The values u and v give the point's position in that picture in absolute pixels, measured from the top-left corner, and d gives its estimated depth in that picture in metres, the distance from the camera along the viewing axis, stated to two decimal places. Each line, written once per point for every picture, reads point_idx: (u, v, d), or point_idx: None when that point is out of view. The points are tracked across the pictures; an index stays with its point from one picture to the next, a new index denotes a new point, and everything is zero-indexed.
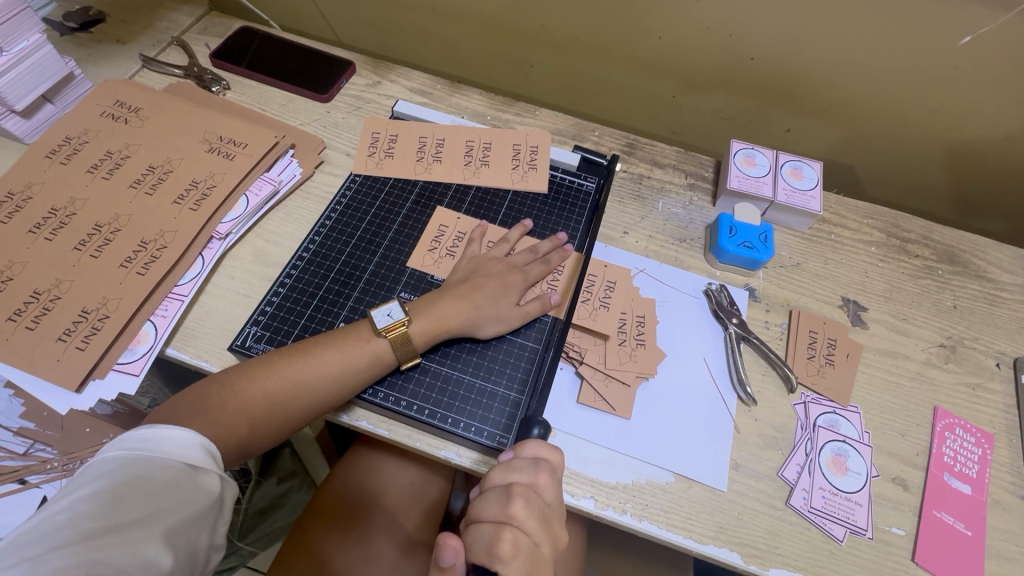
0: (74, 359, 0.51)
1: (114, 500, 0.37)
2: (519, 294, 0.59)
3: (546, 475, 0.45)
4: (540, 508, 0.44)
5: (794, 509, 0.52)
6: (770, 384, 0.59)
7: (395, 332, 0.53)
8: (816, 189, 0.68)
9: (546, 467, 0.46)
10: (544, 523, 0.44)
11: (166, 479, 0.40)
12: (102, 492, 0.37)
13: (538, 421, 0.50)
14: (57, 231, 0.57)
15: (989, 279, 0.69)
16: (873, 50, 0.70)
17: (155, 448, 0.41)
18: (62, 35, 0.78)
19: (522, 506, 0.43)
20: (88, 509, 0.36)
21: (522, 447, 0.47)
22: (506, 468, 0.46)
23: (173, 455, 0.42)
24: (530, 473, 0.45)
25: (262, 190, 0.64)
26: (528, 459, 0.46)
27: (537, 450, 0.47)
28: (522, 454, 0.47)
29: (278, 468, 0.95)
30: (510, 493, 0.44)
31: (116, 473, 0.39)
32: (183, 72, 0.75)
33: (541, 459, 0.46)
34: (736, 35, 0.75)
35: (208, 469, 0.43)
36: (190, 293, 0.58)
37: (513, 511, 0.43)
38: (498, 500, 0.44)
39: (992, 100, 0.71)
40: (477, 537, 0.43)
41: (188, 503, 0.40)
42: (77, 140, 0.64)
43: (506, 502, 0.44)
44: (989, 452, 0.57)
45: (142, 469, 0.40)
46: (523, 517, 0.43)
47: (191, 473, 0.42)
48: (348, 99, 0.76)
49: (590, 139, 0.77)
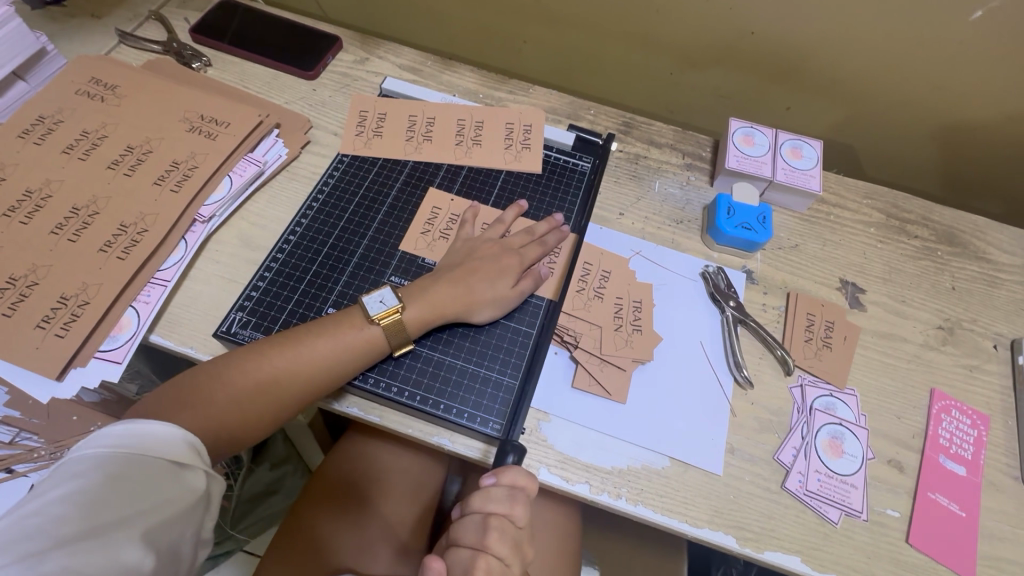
0: (53, 347, 0.50)
1: (92, 502, 0.36)
2: (515, 277, 0.58)
3: (522, 506, 0.46)
4: (513, 538, 0.46)
5: (790, 492, 0.52)
6: (767, 367, 0.58)
7: (388, 319, 0.52)
8: (816, 168, 0.67)
9: (522, 497, 0.46)
10: (517, 547, 0.46)
11: (147, 477, 0.39)
12: (77, 494, 0.36)
13: (511, 449, 0.48)
14: (33, 214, 0.55)
15: (988, 260, 0.68)
16: (878, 24, 0.68)
17: (137, 444, 0.40)
18: (33, 8, 0.74)
19: (498, 537, 0.45)
20: (62, 513, 0.35)
21: (502, 473, 0.46)
22: (484, 495, 0.46)
23: (156, 451, 0.41)
24: (506, 504, 0.45)
25: (246, 170, 0.62)
26: (506, 489, 0.46)
27: (517, 478, 0.46)
28: (502, 481, 0.46)
29: (271, 454, 0.95)
30: (486, 524, 0.45)
31: (92, 474, 0.38)
32: (162, 48, 0.72)
33: (518, 489, 0.46)
34: (736, 9, 0.72)
35: (193, 465, 0.42)
36: (173, 278, 0.56)
37: (488, 543, 0.45)
38: (475, 528, 0.46)
39: (996, 77, 0.70)
40: (453, 562, 0.45)
41: (170, 503, 0.39)
42: (51, 119, 0.61)
43: (483, 532, 0.45)
44: (984, 433, 0.57)
45: (120, 469, 0.39)
46: (499, 548, 0.45)
47: (175, 471, 0.41)
48: (335, 76, 0.74)
49: (585, 117, 0.75)
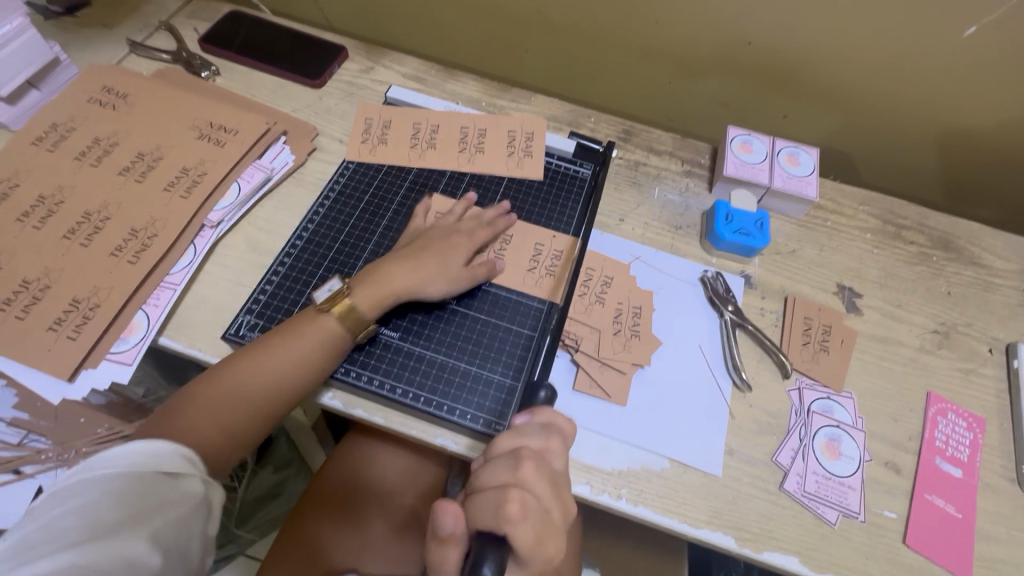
0: (65, 349, 0.51)
1: (102, 503, 0.38)
2: (471, 259, 0.59)
3: (558, 441, 0.45)
4: (550, 473, 0.43)
5: (788, 493, 0.53)
6: (765, 370, 0.59)
7: (335, 303, 0.53)
8: (812, 175, 0.68)
9: (557, 433, 0.46)
10: (555, 488, 0.43)
11: (143, 487, 0.40)
12: (79, 504, 0.38)
13: (543, 386, 0.52)
14: (46, 219, 0.56)
15: (983, 265, 0.69)
16: (871, 34, 0.70)
17: (128, 458, 0.41)
18: (46, 19, 0.76)
19: (532, 470, 0.42)
20: (66, 523, 0.37)
21: (536, 413, 0.48)
22: (515, 434, 0.45)
23: (149, 463, 0.41)
24: (542, 438, 0.45)
25: (253, 177, 0.63)
26: (540, 425, 0.46)
27: (551, 418, 0.48)
28: (535, 420, 0.47)
29: (274, 457, 0.97)
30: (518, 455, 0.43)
31: (91, 486, 0.39)
32: (172, 57, 0.74)
33: (552, 425, 0.46)
34: (733, 20, 0.74)
35: (189, 473, 0.43)
36: (182, 282, 0.57)
37: (522, 473, 0.42)
38: (506, 462, 0.43)
39: (989, 85, 0.71)
40: (482, 505, 0.40)
41: (170, 508, 0.40)
42: (64, 127, 0.62)
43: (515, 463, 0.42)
44: (980, 435, 0.58)
45: (130, 471, 0.40)
46: (534, 481, 0.42)
47: (170, 480, 0.41)
48: (341, 84, 0.75)
49: (586, 125, 0.76)
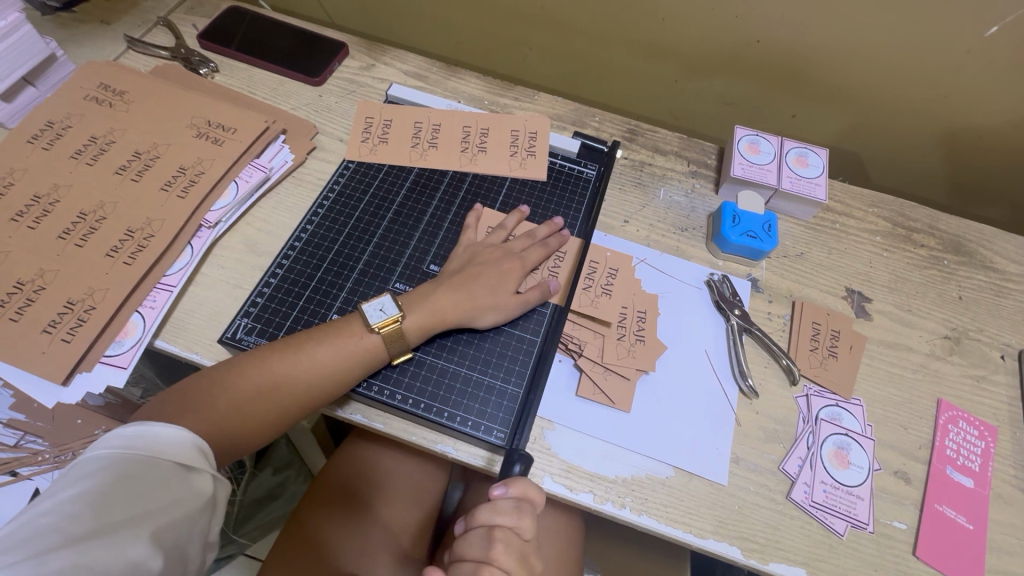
0: (59, 352, 0.50)
1: (102, 501, 0.37)
2: (517, 282, 0.58)
3: (529, 520, 0.46)
4: (518, 547, 0.46)
5: (795, 503, 0.51)
6: (772, 376, 0.58)
7: (388, 328, 0.52)
8: (822, 176, 0.66)
9: (530, 510, 0.46)
10: (523, 561, 0.46)
11: (155, 478, 0.40)
12: (88, 492, 0.37)
13: (518, 458, 0.48)
14: (41, 219, 0.56)
15: (995, 269, 0.68)
16: (883, 32, 0.68)
17: (143, 446, 0.41)
18: (43, 14, 0.75)
19: (503, 549, 0.45)
20: (74, 511, 0.35)
21: (511, 485, 0.46)
22: (491, 508, 0.46)
23: (165, 454, 0.41)
24: (514, 516, 0.46)
25: (252, 176, 0.62)
26: (512, 501, 0.46)
27: (525, 489, 0.46)
28: (510, 492, 0.46)
29: (274, 459, 0.94)
30: (491, 537, 0.45)
31: (103, 473, 0.38)
32: (170, 54, 0.73)
33: (525, 502, 0.46)
34: (741, 18, 0.72)
35: (200, 469, 0.42)
36: (178, 284, 0.56)
37: (494, 555, 0.45)
38: (481, 542, 0.46)
39: (1002, 85, 0.69)
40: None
41: (179, 504, 0.40)
42: (60, 124, 0.61)
43: (488, 546, 0.45)
44: (992, 444, 0.56)
45: (131, 469, 0.39)
46: (503, 560, 0.45)
47: (183, 474, 0.41)
48: (341, 82, 0.74)
49: (590, 124, 0.75)
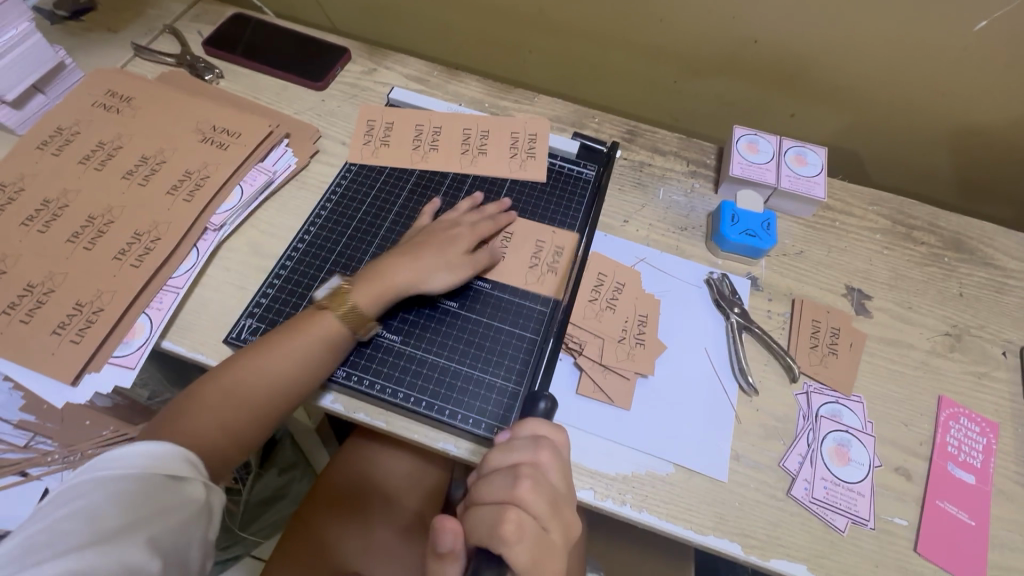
0: (68, 353, 0.51)
1: (94, 518, 0.37)
2: (512, 276, 0.58)
3: (548, 453, 0.44)
4: (548, 489, 0.42)
5: (795, 499, 0.52)
6: (772, 374, 0.58)
7: (366, 331, 0.53)
8: (820, 175, 0.67)
9: (548, 445, 0.44)
10: (554, 508, 0.42)
11: (147, 492, 0.40)
12: (80, 510, 0.37)
13: (543, 396, 0.50)
14: (51, 223, 0.57)
15: (996, 266, 0.68)
16: (881, 31, 0.68)
17: (132, 461, 0.41)
18: (52, 23, 0.76)
19: (531, 488, 0.42)
20: (68, 528, 0.36)
21: (521, 426, 0.46)
22: (506, 449, 0.44)
23: (155, 467, 0.41)
24: (531, 451, 0.44)
25: (256, 179, 0.63)
26: (529, 438, 0.45)
27: (537, 429, 0.46)
28: (521, 435, 0.45)
29: (279, 460, 0.97)
30: (514, 474, 0.42)
31: (95, 489, 0.39)
32: (175, 61, 0.74)
33: (542, 438, 0.45)
34: (738, 19, 0.73)
35: (193, 478, 0.43)
36: (184, 285, 0.57)
37: (518, 494, 0.41)
38: (503, 480, 0.42)
39: (1001, 83, 0.70)
40: (479, 521, 0.41)
41: (173, 515, 0.40)
42: (69, 131, 0.63)
43: (510, 484, 0.42)
44: (994, 441, 0.56)
45: (122, 484, 0.40)
46: (532, 500, 0.41)
47: (174, 484, 0.42)
48: (344, 87, 0.75)
49: (590, 125, 0.75)
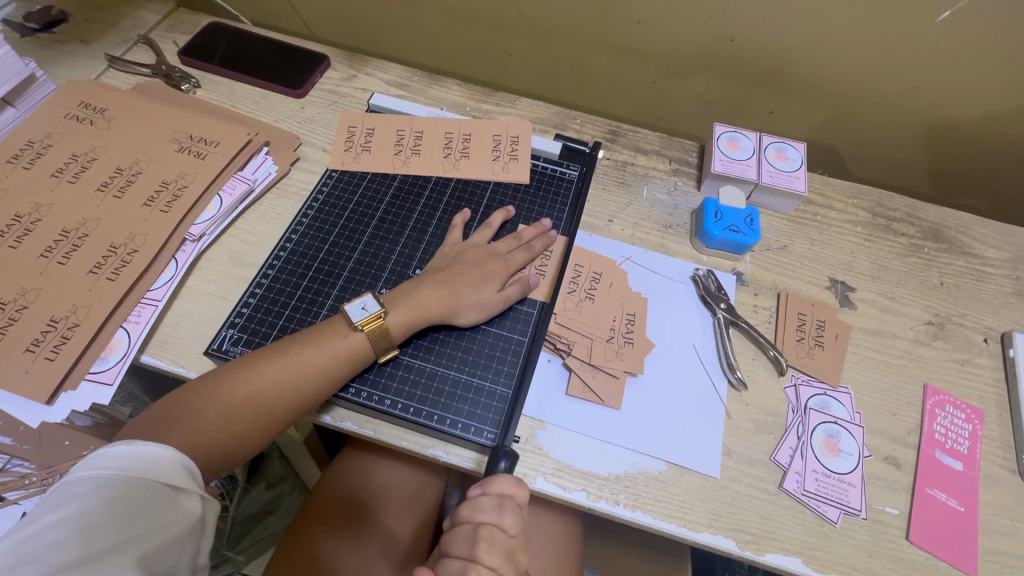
0: (42, 371, 0.49)
1: (86, 528, 0.36)
2: (500, 281, 0.58)
3: (511, 516, 0.46)
4: (505, 545, 0.46)
5: (788, 493, 0.52)
6: (759, 368, 0.58)
7: (371, 325, 0.52)
8: (800, 170, 0.68)
9: (512, 505, 0.46)
10: (509, 557, 0.46)
11: (144, 501, 0.39)
12: (73, 518, 0.36)
13: (503, 454, 0.49)
14: (22, 238, 0.55)
15: (975, 255, 0.69)
16: (854, 27, 0.70)
17: (132, 467, 0.40)
18: (22, 36, 0.75)
19: (488, 549, 0.45)
20: (58, 538, 0.35)
21: (489, 483, 0.47)
22: (473, 506, 0.46)
23: (153, 475, 0.41)
24: (495, 513, 0.46)
25: (235, 189, 0.62)
26: (495, 497, 0.46)
27: (503, 487, 0.46)
28: (490, 490, 0.46)
29: (267, 474, 0.95)
30: (476, 536, 0.45)
31: (88, 498, 0.38)
32: (150, 71, 0.73)
33: (507, 496, 0.46)
34: (714, 18, 0.74)
35: (189, 489, 0.42)
36: (163, 297, 0.56)
37: (479, 554, 0.45)
38: (466, 540, 0.46)
39: (969, 76, 0.71)
40: (444, 573, 0.45)
41: (167, 527, 0.39)
42: (40, 143, 0.61)
43: (473, 543, 0.45)
44: (979, 427, 0.57)
45: (118, 490, 0.39)
46: (489, 560, 0.45)
47: (172, 496, 0.41)
48: (324, 93, 0.74)
49: (572, 126, 0.76)
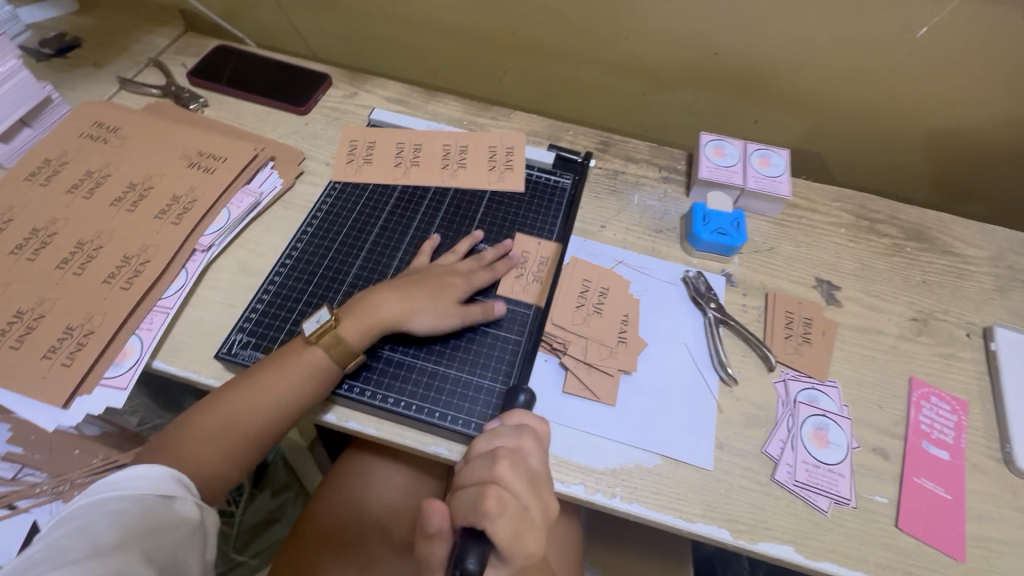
0: (59, 376, 0.52)
1: (89, 535, 0.39)
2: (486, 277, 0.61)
3: (530, 439, 0.47)
4: (529, 470, 0.44)
5: (779, 483, 0.53)
6: (750, 364, 0.60)
7: (325, 337, 0.54)
8: (784, 174, 0.70)
9: (529, 432, 0.47)
10: (533, 486, 0.43)
11: (139, 509, 0.42)
12: (76, 528, 0.40)
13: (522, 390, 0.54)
14: (40, 251, 0.58)
15: (956, 254, 0.71)
16: (830, 39, 0.73)
17: (124, 481, 0.43)
18: (38, 61, 0.78)
19: (510, 468, 0.43)
20: (63, 545, 0.38)
21: (507, 417, 0.50)
22: (490, 436, 0.47)
23: (147, 486, 0.43)
24: (514, 438, 0.47)
25: (243, 201, 0.65)
26: (512, 428, 0.48)
27: (522, 419, 0.50)
28: (507, 424, 0.49)
29: (272, 481, 0.96)
30: (496, 455, 0.43)
31: (88, 513, 0.41)
32: (160, 92, 0.76)
33: (524, 426, 0.48)
34: (698, 33, 0.77)
35: (184, 496, 0.45)
36: (175, 305, 0.58)
37: (500, 473, 0.42)
38: (485, 463, 0.43)
39: (942, 83, 0.75)
40: (462, 503, 0.41)
41: (166, 530, 0.42)
42: (56, 162, 0.64)
43: (494, 464, 0.43)
44: (964, 418, 0.59)
45: (114, 504, 0.42)
46: (511, 479, 0.42)
47: (166, 503, 0.43)
48: (326, 110, 0.78)
49: (565, 138, 0.79)
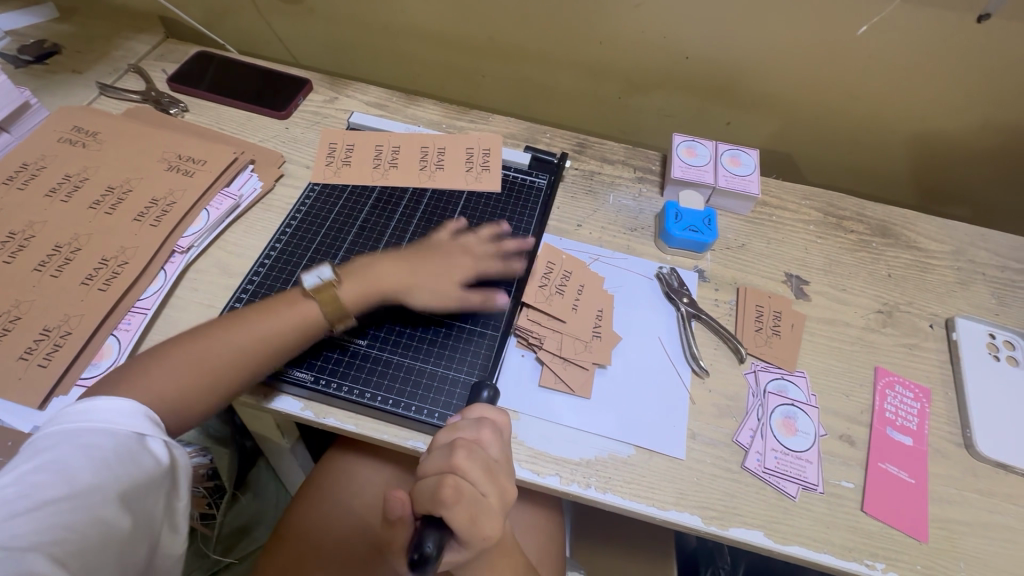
0: (35, 377, 0.52)
1: (65, 471, 0.39)
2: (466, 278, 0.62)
3: (488, 431, 0.47)
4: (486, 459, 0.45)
5: (749, 471, 0.55)
6: (721, 357, 0.62)
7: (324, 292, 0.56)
8: (754, 173, 0.73)
9: (489, 424, 0.48)
10: (491, 474, 0.44)
11: (114, 446, 0.42)
12: (49, 462, 0.40)
13: (486, 385, 0.54)
14: (16, 253, 0.58)
15: (919, 248, 0.74)
16: (795, 43, 0.76)
17: (93, 418, 0.43)
18: (16, 67, 0.79)
19: (466, 456, 0.44)
20: (39, 480, 0.38)
21: (469, 411, 0.50)
22: (450, 428, 0.48)
23: (120, 425, 0.43)
24: (473, 430, 0.47)
25: (222, 204, 0.66)
26: (472, 419, 0.48)
27: (483, 412, 0.50)
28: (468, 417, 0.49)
29: (255, 482, 0.97)
30: (453, 444, 0.44)
31: (61, 446, 0.41)
32: (140, 97, 0.77)
33: (484, 418, 0.48)
34: (670, 37, 0.80)
35: (157, 436, 0.45)
36: (152, 306, 0.58)
37: (457, 461, 0.43)
38: (442, 452, 0.44)
39: (903, 85, 0.78)
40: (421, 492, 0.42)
41: (140, 469, 0.43)
42: (34, 166, 0.64)
43: (451, 453, 0.44)
44: (927, 405, 0.61)
45: (89, 438, 0.42)
46: (468, 467, 0.43)
47: (140, 442, 0.44)
48: (306, 114, 0.79)
49: (542, 140, 0.81)
